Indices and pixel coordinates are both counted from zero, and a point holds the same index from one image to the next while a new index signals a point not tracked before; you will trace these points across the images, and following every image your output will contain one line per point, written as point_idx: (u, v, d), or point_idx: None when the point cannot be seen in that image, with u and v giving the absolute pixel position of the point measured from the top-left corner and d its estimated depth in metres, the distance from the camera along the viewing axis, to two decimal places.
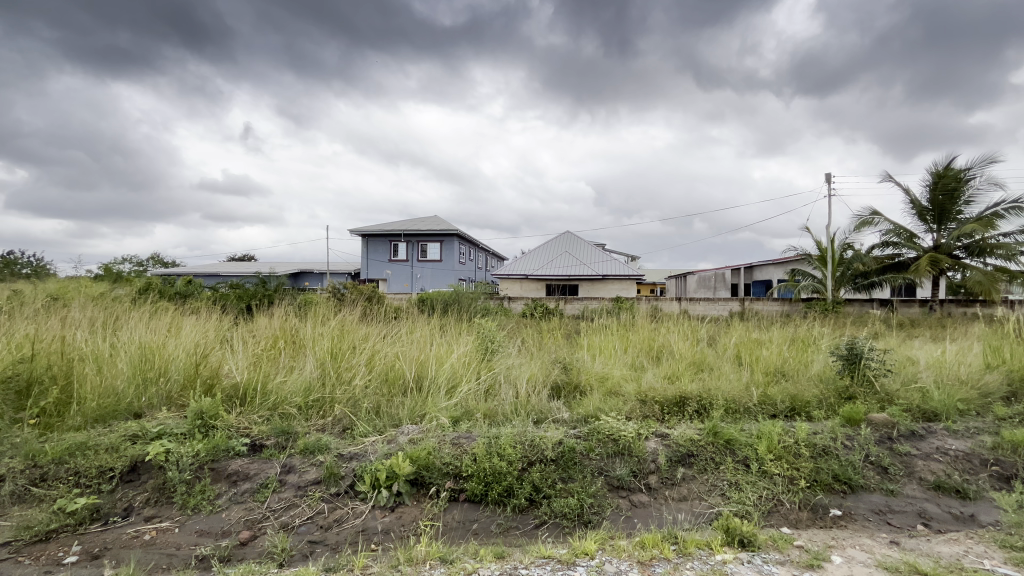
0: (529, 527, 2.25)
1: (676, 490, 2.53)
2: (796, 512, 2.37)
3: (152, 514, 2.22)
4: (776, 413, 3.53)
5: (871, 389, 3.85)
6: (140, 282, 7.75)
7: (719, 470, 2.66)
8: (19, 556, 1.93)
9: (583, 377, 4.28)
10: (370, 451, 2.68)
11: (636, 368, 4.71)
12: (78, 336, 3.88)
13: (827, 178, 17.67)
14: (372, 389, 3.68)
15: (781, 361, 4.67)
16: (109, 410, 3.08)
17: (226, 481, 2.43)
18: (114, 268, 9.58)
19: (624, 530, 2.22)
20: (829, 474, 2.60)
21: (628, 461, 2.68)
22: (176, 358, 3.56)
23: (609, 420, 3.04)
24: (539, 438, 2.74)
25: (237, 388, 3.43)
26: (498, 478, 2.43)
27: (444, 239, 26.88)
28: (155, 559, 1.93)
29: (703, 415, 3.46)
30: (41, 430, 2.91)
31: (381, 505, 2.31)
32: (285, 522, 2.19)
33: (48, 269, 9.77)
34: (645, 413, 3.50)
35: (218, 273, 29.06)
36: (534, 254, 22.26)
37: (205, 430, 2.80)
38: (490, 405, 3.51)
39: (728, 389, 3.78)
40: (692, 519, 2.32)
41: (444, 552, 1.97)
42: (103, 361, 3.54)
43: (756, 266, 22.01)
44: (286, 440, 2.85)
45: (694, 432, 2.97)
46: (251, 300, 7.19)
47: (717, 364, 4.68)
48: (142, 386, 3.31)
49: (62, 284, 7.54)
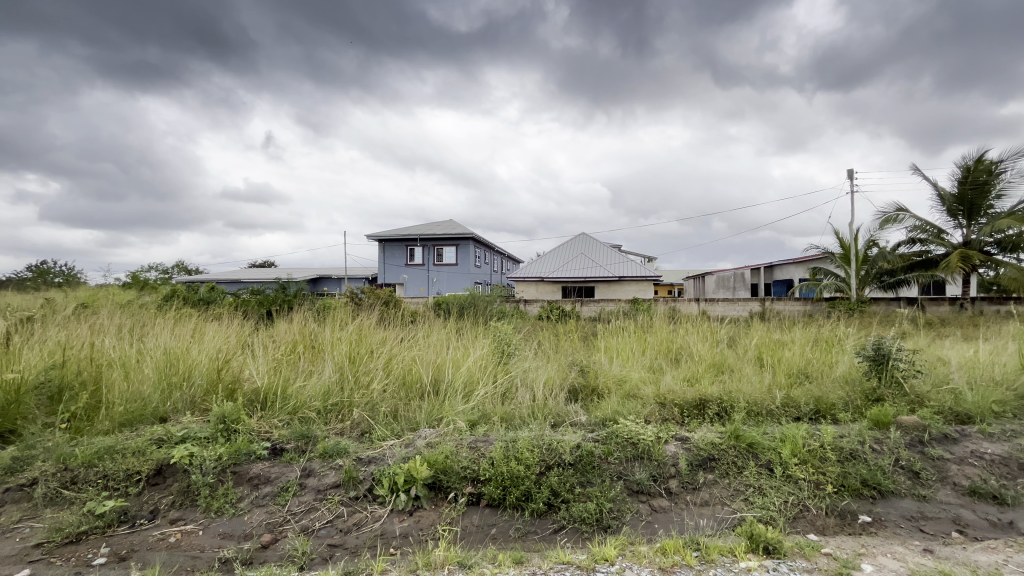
0: (548, 532, 2.23)
1: (698, 496, 2.49)
2: (823, 518, 2.30)
3: (177, 516, 2.27)
4: (801, 416, 3.44)
5: (900, 391, 3.72)
6: (165, 290, 7.98)
7: (742, 475, 2.59)
8: (51, 558, 1.98)
9: (601, 381, 4.25)
10: (388, 455, 2.69)
11: (655, 369, 4.67)
12: (106, 342, 3.99)
13: (850, 175, 17.23)
14: (389, 393, 3.71)
15: (805, 363, 4.55)
16: (136, 414, 3.18)
17: (248, 484, 2.47)
18: (141, 275, 9.94)
19: (644, 536, 2.18)
20: (857, 479, 2.52)
21: (648, 465, 2.64)
22: (199, 364, 3.64)
23: (628, 423, 3.00)
24: (556, 442, 2.71)
25: (258, 392, 3.50)
26: (516, 482, 2.42)
27: (459, 242, 27.01)
28: (180, 562, 1.97)
29: (724, 418, 3.40)
30: (72, 434, 3.00)
31: (399, 509, 2.32)
32: (305, 525, 2.22)
33: (78, 277, 10.17)
34: (665, 416, 3.45)
35: (240, 280, 29.72)
36: (549, 256, 22.22)
37: (227, 433, 2.84)
38: (506, 409, 3.49)
39: (750, 392, 3.70)
40: (714, 524, 2.27)
41: (463, 557, 1.96)
42: (130, 367, 3.63)
43: (776, 265, 21.59)
44: (306, 444, 2.88)
45: (715, 435, 2.91)
46: (271, 306, 7.31)
47: (738, 367, 4.57)
48: (167, 392, 3.39)
49: (91, 291, 7.88)
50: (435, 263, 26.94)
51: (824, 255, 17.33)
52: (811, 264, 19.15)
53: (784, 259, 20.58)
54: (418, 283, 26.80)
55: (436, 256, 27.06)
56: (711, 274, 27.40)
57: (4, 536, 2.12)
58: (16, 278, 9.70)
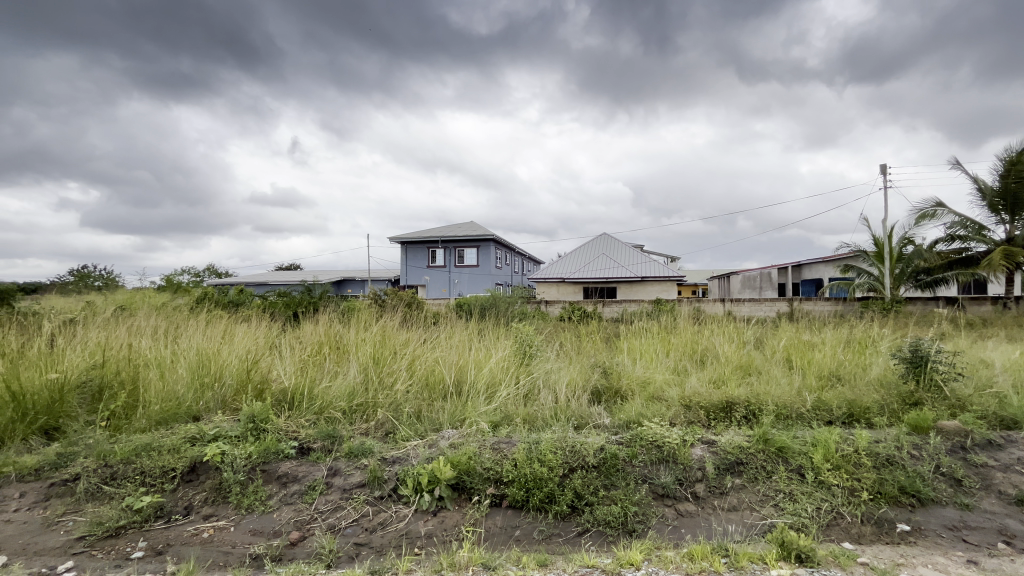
0: (572, 535, 2.22)
1: (725, 500, 2.43)
2: (858, 526, 2.22)
3: (210, 512, 2.34)
4: (833, 420, 3.33)
5: (940, 395, 3.56)
6: (196, 293, 8.25)
7: (771, 480, 2.52)
8: (92, 551, 2.06)
9: (624, 382, 4.20)
10: (412, 455, 2.72)
11: (679, 371, 4.59)
12: (143, 343, 4.14)
13: (882, 170, 16.65)
14: (413, 394, 3.76)
15: (836, 365, 4.41)
16: (170, 413, 3.29)
17: (277, 482, 2.52)
18: (175, 278, 10.30)
19: (671, 541, 2.14)
20: (894, 486, 2.42)
21: (674, 468, 2.59)
22: (230, 364, 3.74)
23: (653, 425, 2.95)
24: (579, 444, 2.68)
25: (285, 392, 3.57)
26: (539, 484, 2.40)
27: (480, 244, 27.11)
28: (212, 557, 2.03)
29: (752, 421, 3.31)
30: (111, 431, 3.13)
31: (423, 509, 2.34)
32: (331, 524, 2.25)
33: (116, 281, 10.62)
34: (690, 419, 3.39)
35: (267, 282, 30.52)
36: (571, 257, 22.11)
37: (257, 432, 2.91)
38: (529, 410, 3.49)
39: (779, 394, 3.60)
40: (743, 530, 2.22)
41: (487, 558, 1.96)
42: (165, 367, 3.76)
43: (805, 264, 21.00)
44: (332, 443, 2.93)
45: (742, 438, 2.84)
46: (297, 308, 7.48)
47: (766, 368, 4.46)
48: (199, 391, 3.50)
49: (128, 294, 8.21)
50: (456, 265, 27.11)
51: (855, 253, 16.77)
52: (842, 263, 18.54)
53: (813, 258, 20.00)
54: (440, 284, 27.02)
55: (457, 258, 27.23)
56: (737, 274, 26.79)
57: (49, 529, 2.22)
58: (59, 281, 10.14)
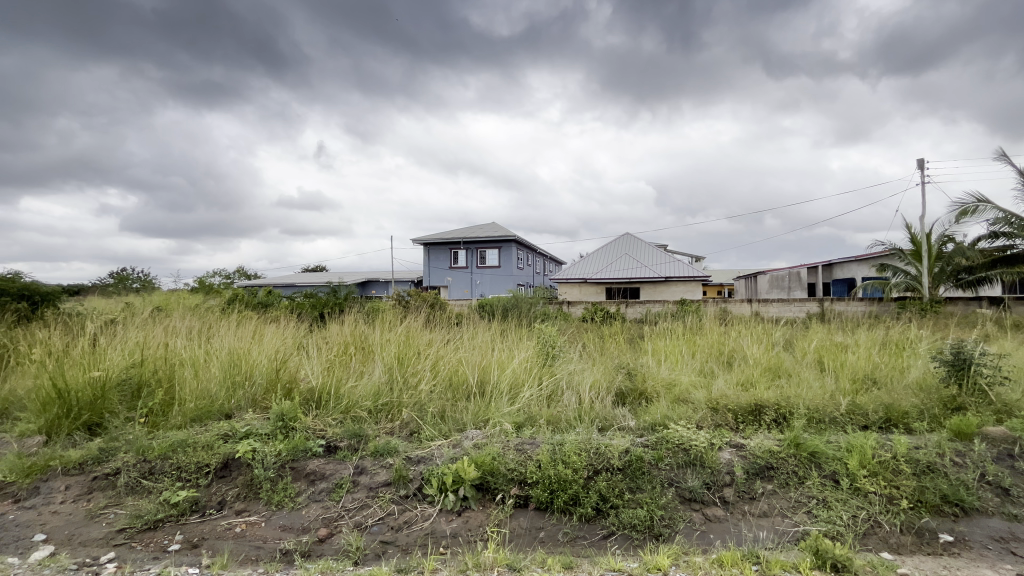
0: (597, 538, 2.20)
1: (756, 506, 2.37)
2: (897, 536, 2.14)
3: (242, 508, 2.40)
4: (869, 425, 3.21)
5: (984, 400, 3.39)
6: (228, 294, 8.51)
7: (804, 486, 2.45)
8: (132, 542, 2.15)
9: (648, 384, 4.14)
10: (437, 455, 2.74)
11: (705, 373, 4.50)
12: (179, 343, 4.29)
13: (919, 164, 15.99)
14: (437, 393, 3.79)
15: (872, 367, 4.25)
16: (204, 411, 3.40)
17: (305, 480, 2.58)
18: (208, 280, 10.67)
19: (699, 546, 2.10)
20: (936, 494, 2.32)
21: (701, 472, 2.54)
22: (260, 363, 3.84)
23: (679, 428, 2.90)
24: (604, 446, 2.65)
25: (313, 391, 3.65)
26: (564, 485, 2.38)
27: (502, 245, 27.18)
28: (245, 552, 2.08)
29: (783, 425, 3.22)
30: (149, 427, 3.25)
31: (448, 509, 2.35)
32: (358, 521, 2.29)
33: (153, 282, 11.08)
34: (717, 422, 3.32)
35: (295, 284, 31.30)
36: (593, 257, 21.94)
37: (286, 430, 2.98)
38: (552, 412, 3.47)
39: (811, 398, 3.49)
40: (775, 537, 2.16)
41: (512, 559, 1.96)
42: (199, 366, 3.89)
43: (836, 263, 20.35)
44: (358, 441, 2.97)
45: (773, 442, 2.77)
46: (323, 309, 7.64)
47: (796, 371, 4.33)
48: (232, 390, 3.61)
49: (164, 295, 8.55)
50: (478, 266, 27.23)
51: (891, 252, 16.13)
52: (876, 261, 17.89)
53: (845, 257, 19.37)
54: (462, 285, 27.20)
55: (479, 259, 27.36)
56: (764, 274, 26.14)
57: (92, 521, 2.32)
58: (99, 284, 10.59)
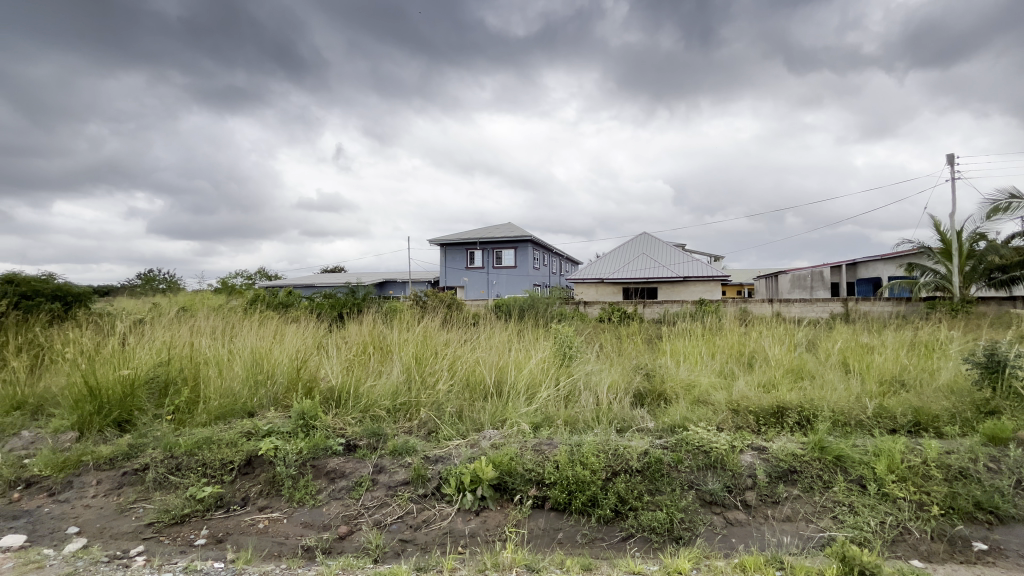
0: (615, 540, 2.19)
1: (779, 510, 2.33)
2: (928, 543, 2.07)
3: (265, 504, 2.45)
4: (897, 428, 3.11)
5: (1020, 404, 3.27)
6: (250, 295, 8.70)
7: (829, 491, 2.39)
8: (160, 536, 2.21)
9: (667, 386, 4.09)
10: (455, 454, 2.75)
11: (725, 374, 4.43)
12: (203, 342, 4.40)
13: (949, 160, 15.50)
14: (455, 393, 3.80)
15: (899, 369, 4.13)
16: (228, 409, 3.48)
17: (326, 478, 2.61)
18: (230, 280, 10.93)
19: (721, 551, 2.07)
20: (969, 501, 2.24)
21: (722, 475, 2.49)
22: (281, 362, 3.91)
23: (699, 430, 2.85)
24: (623, 447, 2.63)
25: (333, 390, 3.69)
26: (582, 487, 2.36)
27: (518, 245, 27.19)
28: (268, 547, 2.12)
29: (806, 428, 3.15)
30: (176, 425, 3.35)
31: (466, 509, 2.36)
32: (377, 519, 2.31)
33: (179, 283, 11.43)
34: (739, 424, 3.26)
35: (314, 284, 31.85)
36: (610, 257, 21.79)
37: (307, 429, 3.03)
38: (570, 412, 3.46)
39: (836, 400, 3.40)
40: (800, 543, 2.11)
41: (531, 560, 1.96)
42: (223, 365, 3.98)
43: (861, 262, 19.84)
44: (377, 440, 3.00)
45: (796, 445, 2.70)
46: (342, 309, 7.75)
47: (820, 372, 4.23)
48: (254, 388, 3.69)
49: (189, 296, 8.80)
50: (494, 266, 27.29)
51: (918, 251, 15.66)
52: (903, 260, 17.39)
53: (870, 256, 18.88)
54: (478, 285, 27.29)
55: (495, 259, 27.43)
56: (786, 274, 25.63)
57: (122, 514, 2.39)
58: (127, 284, 10.96)
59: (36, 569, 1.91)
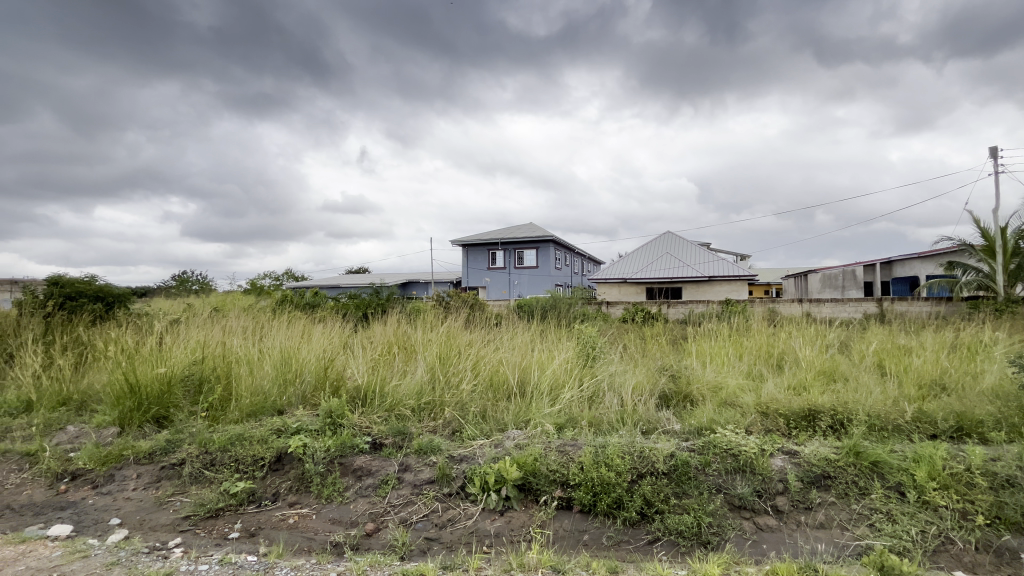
0: (641, 543, 2.17)
1: (812, 517, 2.26)
2: (972, 555, 1.99)
3: (294, 500, 2.51)
4: (938, 434, 2.99)
5: None
6: (278, 295, 8.94)
7: (865, 498, 2.31)
8: (197, 529, 2.28)
9: (694, 387, 4.02)
10: (479, 454, 2.76)
11: (754, 376, 4.33)
12: (235, 342, 4.53)
13: (991, 153, 14.80)
14: (478, 393, 3.82)
15: (939, 372, 3.96)
16: (259, 406, 3.58)
17: (353, 475, 2.66)
18: (259, 282, 11.23)
19: (752, 557, 2.02)
20: (1018, 511, 2.13)
21: (751, 478, 2.43)
22: (309, 362, 3.99)
23: (727, 432, 2.79)
24: (648, 449, 2.59)
25: (359, 389, 3.75)
26: (607, 489, 2.34)
27: (540, 245, 27.14)
28: (298, 542, 2.18)
29: (840, 432, 3.05)
30: (210, 421, 3.46)
31: (491, 508, 2.36)
32: (403, 517, 2.34)
33: (210, 284, 11.85)
34: (768, 428, 3.18)
35: (339, 285, 32.51)
36: (633, 256, 21.54)
37: (334, 427, 3.09)
38: (594, 414, 3.43)
39: (872, 403, 3.28)
40: (834, 551, 2.05)
41: (556, 561, 1.96)
42: (253, 363, 4.09)
43: (896, 261, 19.11)
44: (402, 439, 3.03)
45: (829, 449, 2.62)
46: (367, 309, 7.88)
47: (854, 375, 4.08)
48: (284, 387, 3.78)
49: (220, 296, 9.09)
50: (516, 266, 27.31)
51: (959, 249, 14.99)
52: (943, 258, 16.67)
53: (906, 254, 18.17)
54: (500, 286, 27.35)
55: (516, 259, 27.45)
56: (815, 274, 24.92)
57: (161, 507, 2.48)
58: (162, 285, 11.41)
59: (81, 558, 2.00)
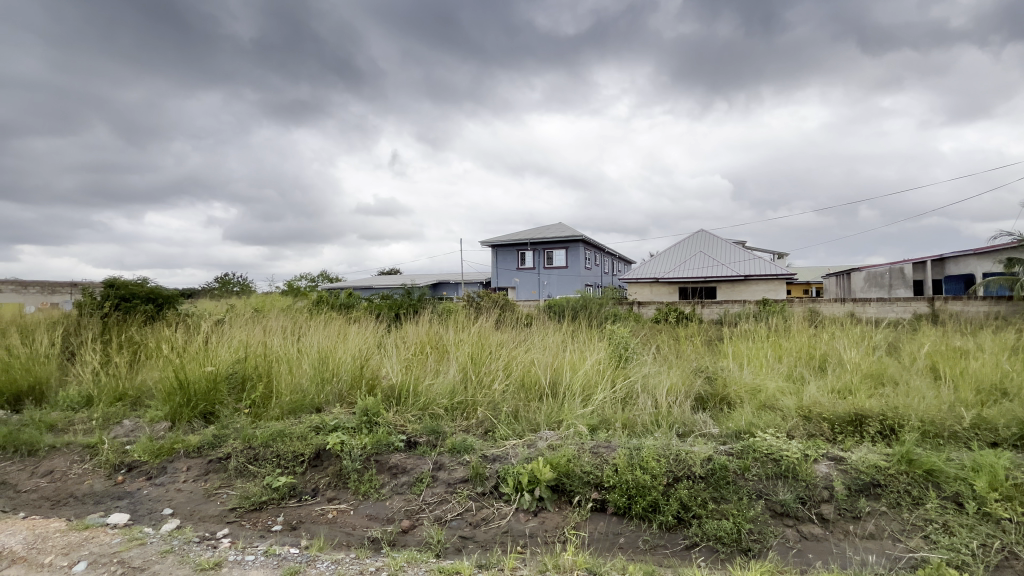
0: (679, 548, 2.12)
1: (861, 526, 2.16)
2: None
3: (333, 495, 2.58)
4: (999, 442, 2.80)
5: None
6: (314, 296, 9.23)
7: (919, 509, 2.20)
8: (242, 520, 2.38)
9: (731, 389, 3.91)
10: (512, 454, 2.77)
11: (794, 378, 4.17)
12: (275, 341, 4.70)
13: None
14: (510, 393, 3.83)
15: (999, 376, 3.72)
16: (298, 404, 3.70)
17: (388, 473, 2.71)
18: (296, 283, 11.64)
19: (796, 567, 1.95)
20: None
21: (794, 485, 2.34)
22: (345, 361, 4.09)
23: (767, 437, 2.70)
24: (684, 453, 2.53)
25: (393, 388, 3.82)
26: (642, 492, 2.31)
27: (569, 245, 26.96)
28: (338, 536, 2.24)
29: (889, 439, 2.91)
30: (252, 417, 3.60)
31: (525, 508, 2.37)
32: (438, 515, 2.37)
33: (251, 284, 12.41)
34: (811, 432, 3.06)
35: (371, 286, 33.29)
36: (665, 255, 21.14)
37: (370, 425, 3.15)
38: (628, 415, 3.38)
39: (925, 408, 3.10)
40: (886, 563, 1.96)
41: (592, 564, 1.94)
42: (293, 362, 4.23)
43: (949, 258, 18.06)
44: (436, 438, 3.07)
45: (879, 456, 2.50)
46: (399, 310, 8.02)
47: (904, 378, 3.88)
48: (321, 386, 3.89)
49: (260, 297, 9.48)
50: (545, 266, 27.23)
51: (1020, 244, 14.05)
52: (1002, 255, 15.65)
53: (960, 251, 17.15)
54: (529, 286, 27.36)
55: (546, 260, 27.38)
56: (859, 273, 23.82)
57: (209, 499, 2.60)
58: (207, 287, 11.99)
59: (138, 546, 2.11)
